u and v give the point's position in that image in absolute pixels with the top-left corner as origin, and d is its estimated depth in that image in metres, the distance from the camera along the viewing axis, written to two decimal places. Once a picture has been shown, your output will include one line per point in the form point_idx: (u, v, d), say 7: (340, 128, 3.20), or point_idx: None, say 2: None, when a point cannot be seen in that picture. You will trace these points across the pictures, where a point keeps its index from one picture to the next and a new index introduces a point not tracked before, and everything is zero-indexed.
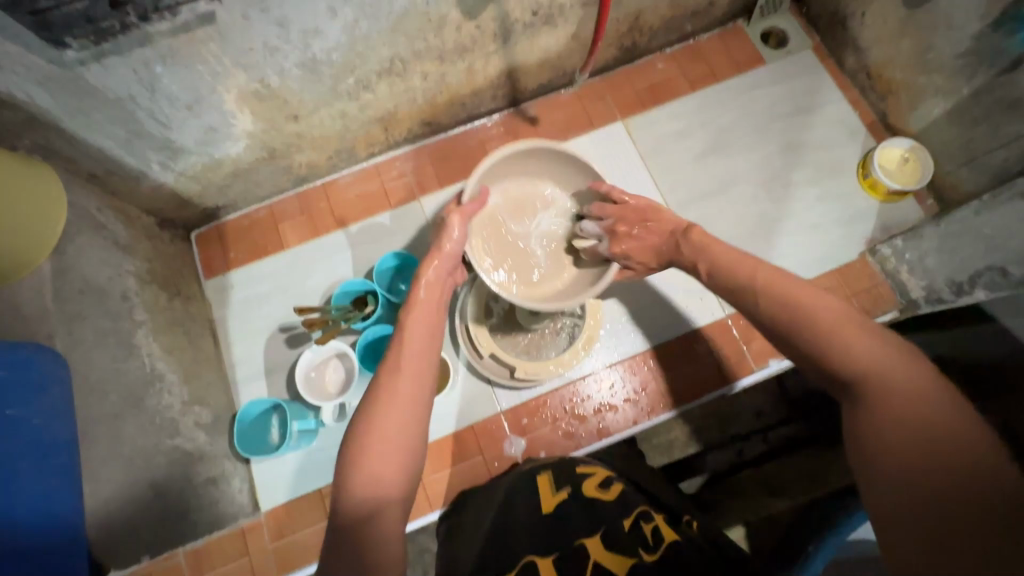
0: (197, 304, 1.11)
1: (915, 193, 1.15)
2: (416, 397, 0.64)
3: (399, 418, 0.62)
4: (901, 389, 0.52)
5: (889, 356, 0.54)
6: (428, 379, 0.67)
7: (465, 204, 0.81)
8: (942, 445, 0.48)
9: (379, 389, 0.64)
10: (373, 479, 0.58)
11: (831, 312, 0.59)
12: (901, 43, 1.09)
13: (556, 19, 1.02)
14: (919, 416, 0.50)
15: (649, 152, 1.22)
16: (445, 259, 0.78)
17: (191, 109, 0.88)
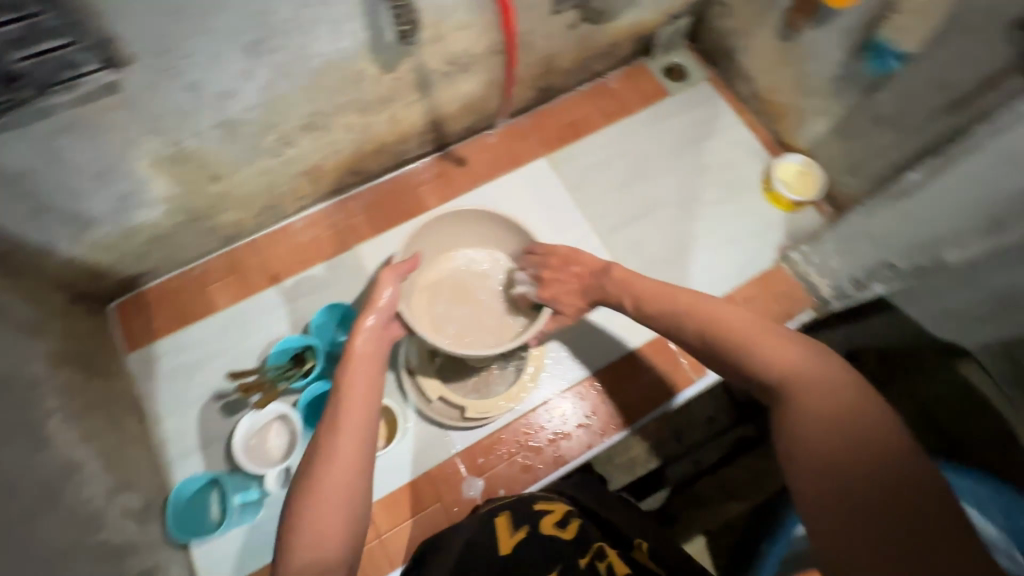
0: (120, 381, 1.03)
1: (814, 202, 1.27)
2: (356, 454, 0.66)
3: (344, 481, 0.64)
4: (819, 391, 0.59)
5: (802, 358, 0.63)
6: (372, 437, 0.69)
7: (396, 264, 0.84)
8: (859, 438, 0.55)
9: (317, 451, 0.66)
10: (312, 539, 0.61)
11: (749, 325, 0.68)
12: (782, 72, 1.22)
13: (472, 67, 1.07)
14: (835, 412, 0.57)
15: (574, 184, 1.28)
16: (380, 312, 0.79)
17: (100, 179, 0.84)
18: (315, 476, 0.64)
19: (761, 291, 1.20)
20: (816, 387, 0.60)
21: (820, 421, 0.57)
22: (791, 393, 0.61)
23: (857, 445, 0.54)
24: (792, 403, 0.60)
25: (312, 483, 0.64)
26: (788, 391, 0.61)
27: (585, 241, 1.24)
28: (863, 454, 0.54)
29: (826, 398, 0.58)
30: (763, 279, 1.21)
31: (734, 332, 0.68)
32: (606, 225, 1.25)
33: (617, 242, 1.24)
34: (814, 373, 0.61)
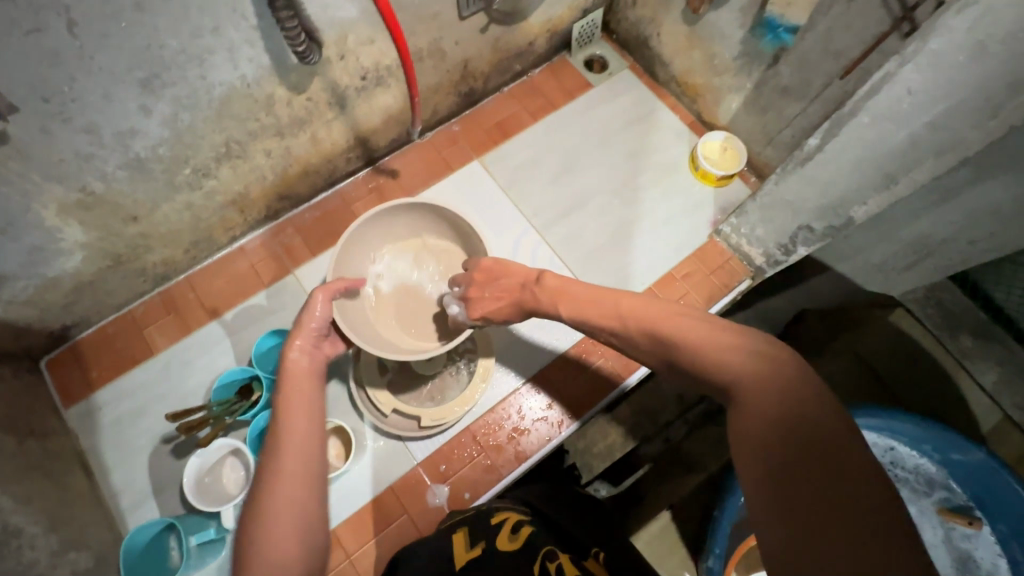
0: (59, 438, 1.00)
1: (740, 175, 1.31)
2: (305, 480, 0.63)
3: (288, 500, 0.61)
4: (757, 383, 0.52)
5: (732, 357, 0.56)
6: (315, 457, 0.66)
7: (328, 282, 0.83)
8: (786, 429, 0.48)
9: (260, 485, 0.62)
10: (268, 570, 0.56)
11: (693, 325, 0.61)
12: (693, 54, 1.26)
13: (387, 80, 1.08)
14: (766, 403, 0.50)
15: (508, 183, 1.30)
16: (307, 334, 0.79)
17: (5, 233, 0.81)
18: (258, 506, 0.61)
19: (699, 267, 1.24)
20: (751, 380, 0.53)
21: (757, 414, 0.50)
22: (737, 391, 0.53)
23: (784, 431, 0.48)
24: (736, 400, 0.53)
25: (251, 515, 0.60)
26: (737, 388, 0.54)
27: (525, 238, 1.25)
28: (791, 447, 0.47)
29: (761, 387, 0.52)
30: (699, 255, 1.25)
31: (671, 328, 0.63)
32: (544, 219, 1.27)
33: (556, 235, 1.26)
34: (743, 363, 0.54)
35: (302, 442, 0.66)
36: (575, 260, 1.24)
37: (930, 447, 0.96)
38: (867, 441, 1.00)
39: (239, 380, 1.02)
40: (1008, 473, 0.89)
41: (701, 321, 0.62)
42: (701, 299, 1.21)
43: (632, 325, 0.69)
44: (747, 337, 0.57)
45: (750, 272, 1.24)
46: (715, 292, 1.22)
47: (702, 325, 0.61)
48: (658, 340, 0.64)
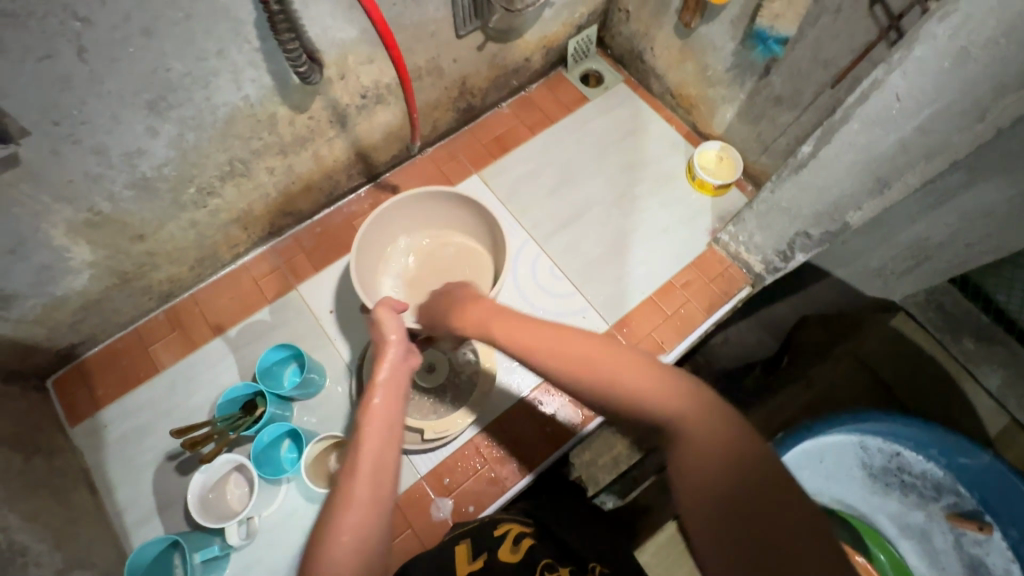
0: (64, 455, 1.00)
1: (737, 183, 1.33)
2: (377, 502, 0.61)
3: (359, 518, 0.59)
4: (698, 425, 0.53)
5: (666, 395, 0.56)
6: (391, 475, 0.64)
7: (388, 301, 0.85)
8: (729, 476, 0.49)
9: (335, 501, 0.61)
10: None
11: (610, 359, 0.60)
12: (686, 67, 1.29)
13: (387, 97, 1.10)
14: (707, 451, 0.51)
15: (507, 196, 1.31)
16: (396, 347, 0.76)
17: (15, 253, 0.83)
18: (332, 521, 0.59)
19: (698, 275, 1.25)
20: (691, 425, 0.53)
21: (701, 461, 0.51)
22: (678, 430, 0.54)
23: (727, 478, 0.49)
24: (678, 444, 0.53)
25: (329, 527, 0.59)
26: (677, 432, 0.54)
27: (525, 250, 1.26)
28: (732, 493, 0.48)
29: (703, 432, 0.52)
30: (698, 263, 1.26)
31: (608, 364, 0.59)
32: (542, 231, 1.29)
33: (555, 246, 1.27)
34: (681, 410, 0.54)
35: (379, 461, 0.63)
36: (574, 270, 1.25)
37: (936, 451, 0.95)
38: (872, 447, 1.00)
39: (242, 396, 1.02)
40: (1015, 476, 0.88)
41: (631, 358, 0.60)
42: (702, 307, 1.21)
43: (558, 353, 0.63)
44: (681, 377, 0.58)
45: (750, 279, 1.24)
46: (715, 299, 1.22)
47: (636, 360, 0.59)
48: (587, 374, 0.60)
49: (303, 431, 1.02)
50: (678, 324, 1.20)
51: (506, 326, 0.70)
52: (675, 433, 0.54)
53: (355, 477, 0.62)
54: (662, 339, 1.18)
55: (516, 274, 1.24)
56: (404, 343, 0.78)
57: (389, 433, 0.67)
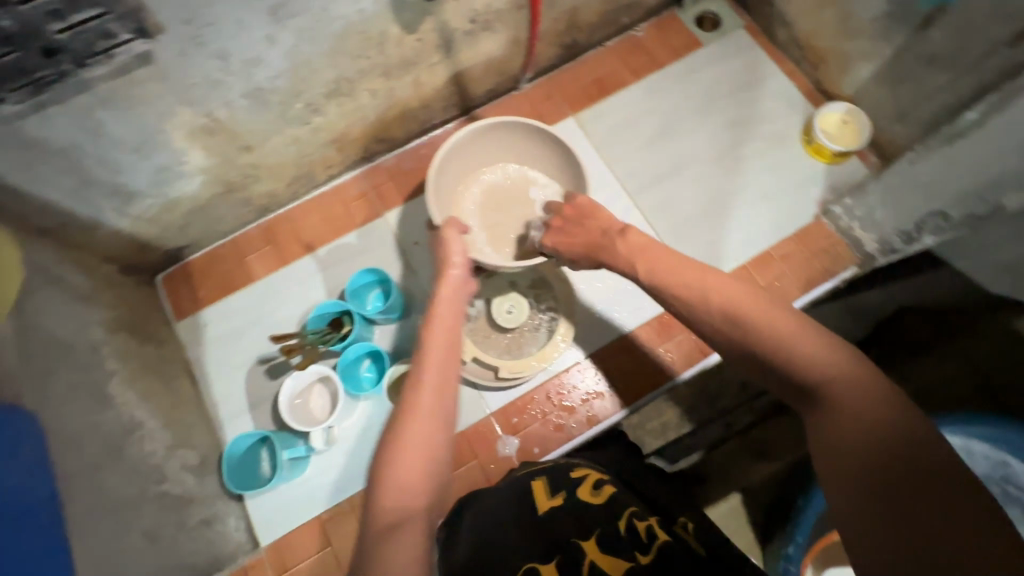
0: (171, 347, 1.09)
1: (858, 152, 1.20)
2: (440, 411, 0.65)
3: (426, 425, 0.63)
4: (851, 390, 0.51)
5: (823, 359, 0.53)
6: (451, 387, 0.68)
7: (454, 221, 0.86)
8: (880, 442, 0.47)
9: (401, 407, 0.65)
10: (398, 487, 0.59)
11: (773, 317, 0.58)
12: (823, 13, 1.14)
13: (494, 24, 1.05)
14: (860, 415, 0.49)
15: (602, 143, 1.25)
16: (457, 272, 0.81)
17: (140, 151, 0.87)
18: (400, 424, 0.63)
19: (800, 248, 1.16)
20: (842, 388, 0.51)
21: (852, 423, 0.49)
22: (826, 393, 0.52)
23: (879, 443, 0.47)
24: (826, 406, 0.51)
25: (397, 428, 0.63)
26: (826, 393, 0.52)
27: (615, 202, 1.21)
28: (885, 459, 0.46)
29: (855, 397, 0.50)
30: (801, 236, 1.17)
31: (759, 320, 0.58)
32: (636, 183, 1.23)
33: (648, 201, 1.21)
34: (833, 374, 0.52)
35: (442, 375, 0.68)
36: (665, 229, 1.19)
37: None
38: (977, 453, 0.89)
39: (331, 313, 1.07)
40: None
41: (786, 316, 0.58)
42: (798, 282, 1.14)
43: (708, 303, 0.63)
44: (836, 340, 0.55)
45: (857, 259, 1.16)
46: (814, 276, 1.15)
47: (790, 319, 0.58)
48: (738, 329, 0.59)
49: (384, 353, 1.07)
50: (769, 297, 1.13)
51: (654, 266, 0.72)
52: (822, 395, 0.52)
53: (422, 386, 0.66)
54: None
55: None
56: (462, 268, 0.82)
57: (450, 350, 0.71)
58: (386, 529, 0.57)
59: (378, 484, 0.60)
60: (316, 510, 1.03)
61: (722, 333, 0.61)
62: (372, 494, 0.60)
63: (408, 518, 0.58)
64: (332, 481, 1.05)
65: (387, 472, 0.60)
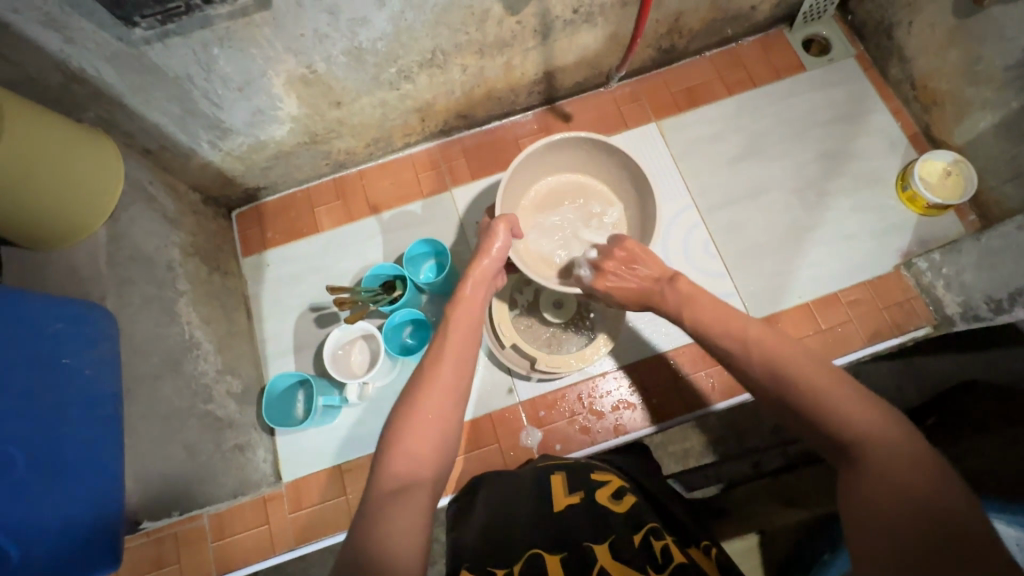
0: (234, 279, 1.15)
1: (956, 208, 1.12)
2: (453, 393, 0.67)
3: (436, 406, 0.65)
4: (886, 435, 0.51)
5: (863, 415, 0.53)
6: (464, 379, 0.70)
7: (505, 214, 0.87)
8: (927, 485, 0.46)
9: (419, 382, 0.68)
10: (408, 456, 0.60)
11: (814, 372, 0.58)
12: (947, 54, 1.07)
13: (596, 18, 1.04)
14: (900, 459, 0.49)
15: (680, 154, 1.22)
16: (491, 261, 0.84)
17: (242, 91, 0.92)
18: (414, 402, 0.65)
19: (872, 296, 1.10)
20: (884, 442, 0.50)
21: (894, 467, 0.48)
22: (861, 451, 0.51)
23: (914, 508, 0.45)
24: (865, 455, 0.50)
25: (413, 400, 0.66)
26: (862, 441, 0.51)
27: (683, 216, 1.18)
28: (927, 503, 0.45)
29: (894, 456, 0.49)
30: (875, 284, 1.11)
31: (789, 370, 0.59)
32: (709, 201, 1.19)
33: (717, 221, 1.17)
34: (864, 431, 0.52)
35: (456, 366, 0.71)
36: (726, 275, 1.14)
37: None
38: None
39: (386, 275, 1.10)
40: None
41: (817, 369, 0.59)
42: (864, 331, 1.08)
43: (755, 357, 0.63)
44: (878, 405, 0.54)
45: (934, 320, 1.07)
46: (881, 328, 1.08)
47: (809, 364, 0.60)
48: (771, 376, 0.61)
49: (428, 322, 1.09)
50: (829, 342, 1.08)
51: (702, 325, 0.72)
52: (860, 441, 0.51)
53: (436, 375, 0.68)
54: (805, 352, 1.08)
55: (667, 239, 1.17)
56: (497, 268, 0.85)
57: (466, 345, 0.74)
58: (392, 494, 0.57)
59: (384, 456, 0.61)
60: (338, 459, 1.07)
61: (756, 381, 0.62)
62: (378, 464, 0.60)
63: (414, 489, 0.58)
64: (358, 434, 1.09)
65: (397, 443, 0.61)
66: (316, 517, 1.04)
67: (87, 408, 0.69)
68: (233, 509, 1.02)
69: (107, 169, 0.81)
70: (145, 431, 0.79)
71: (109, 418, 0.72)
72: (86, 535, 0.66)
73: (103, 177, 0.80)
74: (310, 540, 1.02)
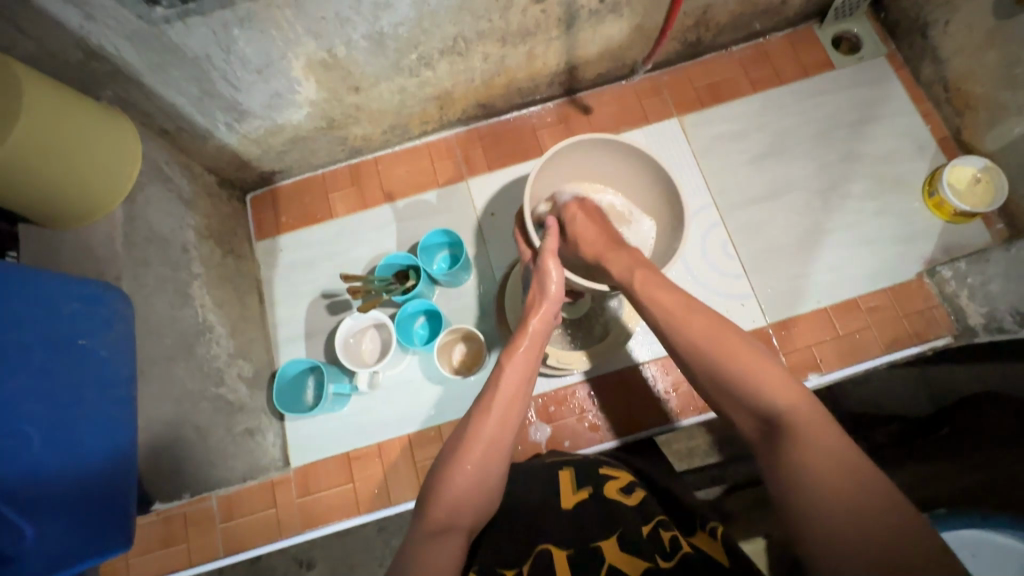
0: (247, 263, 1.15)
1: (984, 216, 1.09)
2: (500, 445, 0.65)
3: (484, 450, 0.63)
4: (812, 426, 0.54)
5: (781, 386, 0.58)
6: (516, 420, 0.67)
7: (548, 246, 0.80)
8: (858, 483, 0.48)
9: (468, 426, 0.65)
10: (454, 503, 0.61)
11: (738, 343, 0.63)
12: (985, 56, 1.04)
13: (622, 8, 1.01)
14: (828, 451, 0.51)
15: (702, 151, 1.20)
16: (550, 303, 0.77)
17: (261, 73, 0.91)
18: (461, 442, 0.64)
19: (892, 304, 1.08)
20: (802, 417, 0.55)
21: (815, 458, 0.51)
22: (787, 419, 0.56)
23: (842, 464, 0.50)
24: (792, 434, 0.54)
25: (460, 447, 0.64)
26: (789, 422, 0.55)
27: (702, 215, 1.16)
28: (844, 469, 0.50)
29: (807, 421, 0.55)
30: (896, 291, 1.09)
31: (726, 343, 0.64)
32: (728, 200, 1.17)
33: (735, 220, 1.15)
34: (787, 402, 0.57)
35: (513, 405, 0.68)
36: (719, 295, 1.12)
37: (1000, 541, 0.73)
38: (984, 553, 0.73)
39: (399, 265, 1.09)
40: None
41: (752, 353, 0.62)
42: (882, 339, 1.06)
43: (690, 318, 0.67)
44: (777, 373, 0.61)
45: (955, 330, 1.04)
46: (901, 336, 1.06)
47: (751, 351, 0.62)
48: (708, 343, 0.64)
49: (440, 313, 1.08)
50: (847, 347, 1.06)
51: (649, 281, 0.73)
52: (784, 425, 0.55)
53: (488, 413, 0.66)
54: (821, 357, 1.06)
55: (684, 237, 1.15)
56: (557, 303, 0.79)
57: (524, 381, 0.70)
58: (433, 533, 0.59)
59: (432, 491, 0.62)
60: (346, 446, 1.08)
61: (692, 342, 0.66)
62: (426, 497, 0.62)
63: (454, 530, 0.60)
64: (367, 422, 1.09)
65: (442, 484, 0.62)
66: (324, 502, 1.04)
67: (101, 389, 0.69)
68: (241, 492, 1.03)
69: (126, 157, 0.81)
70: (158, 414, 0.80)
71: (123, 399, 0.72)
72: (101, 514, 0.67)
73: (118, 165, 0.79)
74: (317, 525, 1.03)
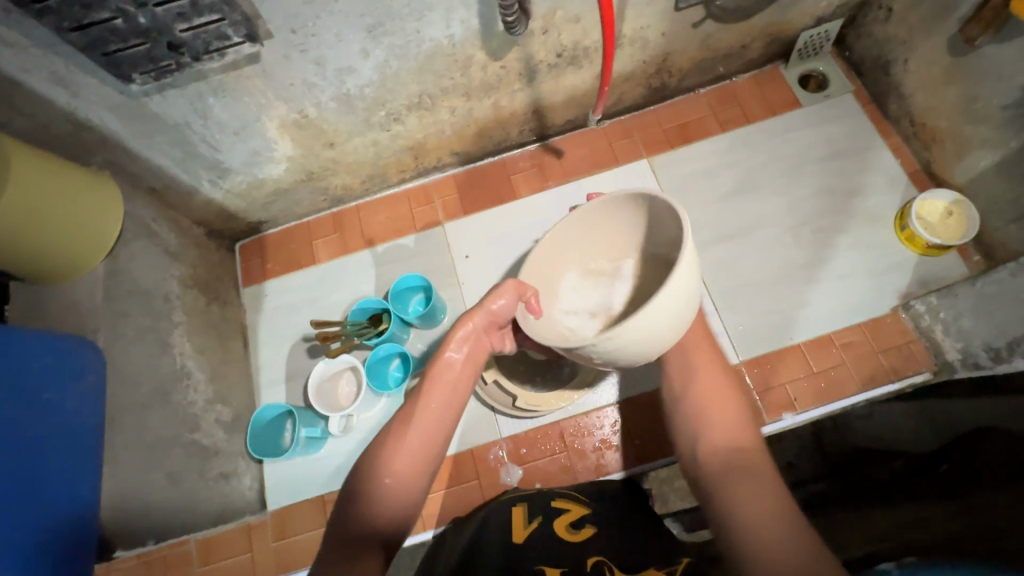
0: (232, 309, 1.20)
1: (959, 248, 1.08)
2: (419, 458, 0.65)
3: (408, 463, 0.64)
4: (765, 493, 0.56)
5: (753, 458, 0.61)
6: (441, 435, 0.68)
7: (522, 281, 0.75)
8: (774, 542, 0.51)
9: (388, 439, 0.66)
10: (368, 513, 0.61)
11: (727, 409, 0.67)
12: (945, 92, 1.05)
13: (581, 60, 1.06)
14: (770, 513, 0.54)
15: (672, 191, 1.22)
16: (484, 317, 0.73)
17: (238, 135, 0.97)
18: (382, 454, 0.65)
19: (867, 339, 1.07)
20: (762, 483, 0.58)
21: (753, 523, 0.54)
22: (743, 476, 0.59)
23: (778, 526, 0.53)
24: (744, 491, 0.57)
25: (379, 460, 0.64)
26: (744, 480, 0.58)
27: None
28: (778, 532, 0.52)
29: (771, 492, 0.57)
30: (871, 326, 1.07)
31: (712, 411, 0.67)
32: (699, 238, 1.18)
33: (707, 258, 1.16)
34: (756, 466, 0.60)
35: (437, 415, 0.68)
36: None
37: None
38: None
39: (374, 309, 1.12)
40: None
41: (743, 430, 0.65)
42: (857, 376, 1.05)
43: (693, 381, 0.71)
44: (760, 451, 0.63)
45: (934, 366, 1.03)
46: (878, 373, 1.04)
47: (739, 423, 0.66)
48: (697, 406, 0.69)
49: (411, 355, 1.10)
50: (822, 386, 1.05)
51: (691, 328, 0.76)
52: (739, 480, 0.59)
53: (411, 427, 0.66)
54: (796, 396, 1.05)
55: None
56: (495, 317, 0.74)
57: (451, 397, 0.70)
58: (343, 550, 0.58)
59: (348, 505, 0.63)
60: (322, 490, 1.09)
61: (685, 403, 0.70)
62: (343, 508, 0.63)
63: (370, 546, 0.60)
64: (342, 466, 1.10)
65: (358, 499, 0.62)
66: (300, 546, 1.06)
67: (67, 439, 0.73)
68: (219, 536, 1.02)
69: (111, 215, 0.87)
70: (128, 462, 0.83)
71: (89, 449, 0.76)
72: (60, 557, 0.69)
73: (94, 240, 0.84)
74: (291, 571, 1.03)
